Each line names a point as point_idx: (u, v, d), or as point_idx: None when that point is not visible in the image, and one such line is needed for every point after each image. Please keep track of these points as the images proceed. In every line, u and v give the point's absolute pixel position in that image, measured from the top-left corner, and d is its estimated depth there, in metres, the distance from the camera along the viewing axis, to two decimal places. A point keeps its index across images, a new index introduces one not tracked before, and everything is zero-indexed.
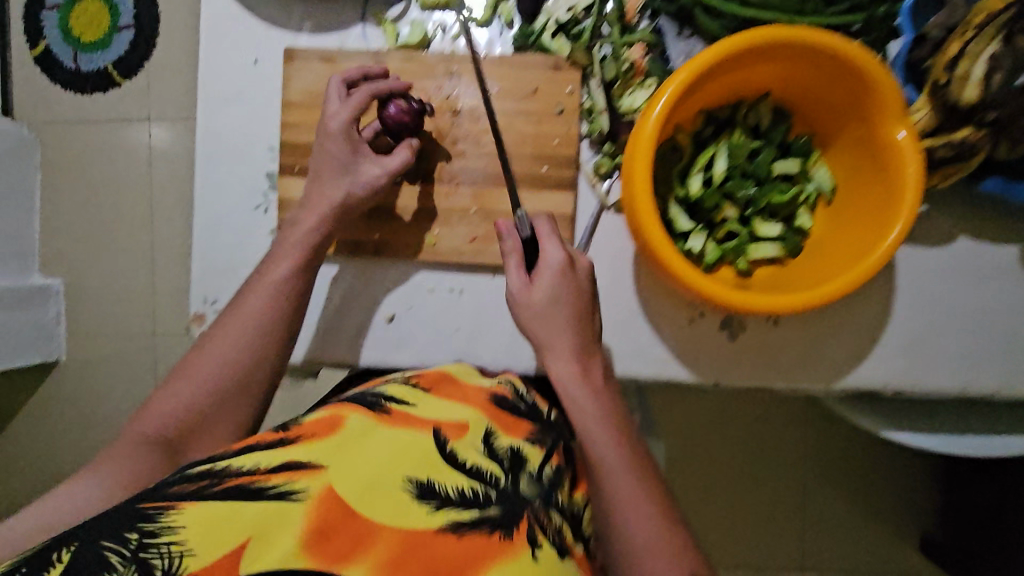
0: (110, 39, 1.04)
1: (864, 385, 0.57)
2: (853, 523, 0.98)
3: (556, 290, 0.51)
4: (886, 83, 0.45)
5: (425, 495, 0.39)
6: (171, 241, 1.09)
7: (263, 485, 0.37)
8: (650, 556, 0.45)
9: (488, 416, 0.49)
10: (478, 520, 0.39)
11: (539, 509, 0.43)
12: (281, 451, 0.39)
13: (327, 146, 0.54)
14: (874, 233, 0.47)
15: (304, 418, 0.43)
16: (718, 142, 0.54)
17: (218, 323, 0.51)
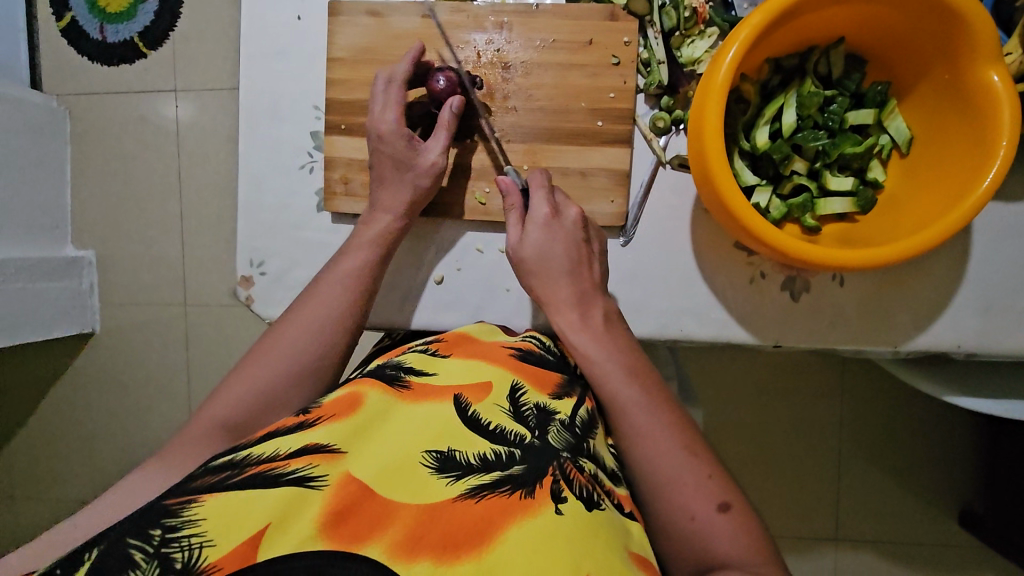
0: (136, 7, 1.03)
1: (931, 347, 0.56)
2: (899, 494, 0.96)
3: (546, 240, 0.53)
4: (978, 21, 0.42)
5: (445, 467, 0.38)
6: (202, 211, 1.09)
7: (283, 469, 0.35)
8: (688, 489, 0.43)
9: (514, 372, 0.48)
10: (499, 482, 0.37)
11: (567, 462, 0.41)
12: (300, 436, 0.37)
13: (383, 150, 0.56)
14: (963, 181, 0.45)
15: (324, 399, 0.42)
16: (787, 92, 0.51)
17: (297, 303, 0.54)
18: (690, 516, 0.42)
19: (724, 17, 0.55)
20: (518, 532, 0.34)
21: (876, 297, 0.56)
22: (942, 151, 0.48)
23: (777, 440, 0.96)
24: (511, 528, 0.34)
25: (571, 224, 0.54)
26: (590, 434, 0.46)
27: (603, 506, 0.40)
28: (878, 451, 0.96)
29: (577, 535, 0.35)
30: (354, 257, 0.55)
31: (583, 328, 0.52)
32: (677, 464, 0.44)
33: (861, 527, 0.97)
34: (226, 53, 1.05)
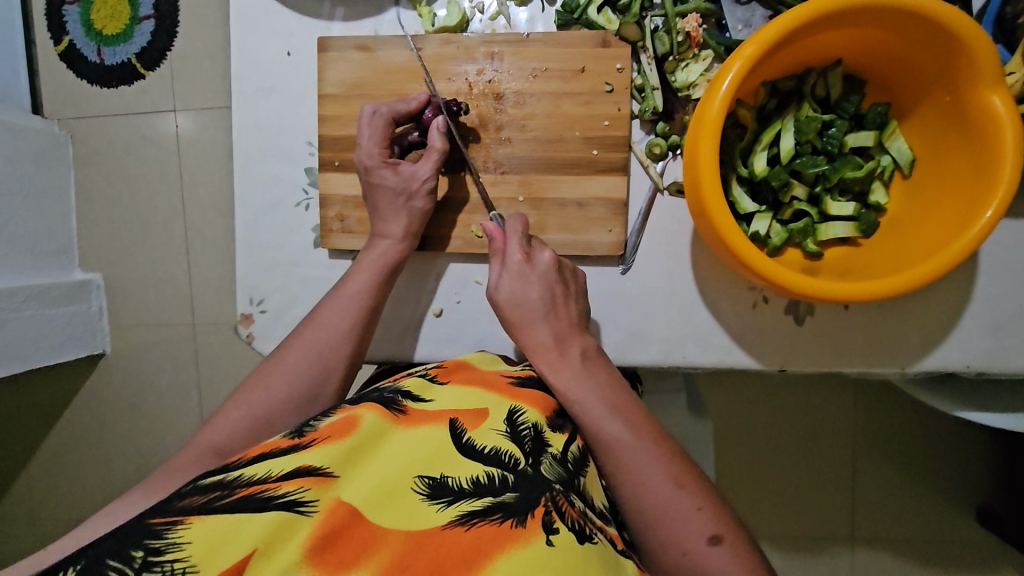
0: (132, 30, 1.03)
1: (938, 368, 0.55)
2: (915, 500, 0.95)
3: (516, 288, 0.53)
4: (979, 42, 0.41)
5: (436, 494, 0.38)
6: (206, 231, 1.10)
7: (274, 492, 0.34)
8: (682, 524, 0.42)
9: (511, 397, 0.48)
10: (490, 509, 0.37)
11: (560, 495, 0.40)
12: (293, 458, 0.37)
13: (376, 183, 0.56)
14: (967, 210, 0.44)
15: (320, 421, 0.42)
16: (784, 116, 0.51)
17: (292, 338, 0.53)
18: (682, 551, 0.42)
19: (718, 40, 0.54)
20: (508, 561, 0.34)
21: (881, 320, 0.55)
22: (942, 177, 0.47)
23: (788, 447, 0.96)
24: (499, 558, 0.34)
25: (545, 267, 0.54)
26: (582, 472, 0.46)
27: (594, 540, 0.39)
28: (889, 458, 0.95)
29: (568, 567, 0.35)
30: (350, 295, 0.54)
31: (562, 365, 0.51)
32: (666, 498, 0.44)
33: (877, 533, 0.96)
34: (223, 73, 1.05)
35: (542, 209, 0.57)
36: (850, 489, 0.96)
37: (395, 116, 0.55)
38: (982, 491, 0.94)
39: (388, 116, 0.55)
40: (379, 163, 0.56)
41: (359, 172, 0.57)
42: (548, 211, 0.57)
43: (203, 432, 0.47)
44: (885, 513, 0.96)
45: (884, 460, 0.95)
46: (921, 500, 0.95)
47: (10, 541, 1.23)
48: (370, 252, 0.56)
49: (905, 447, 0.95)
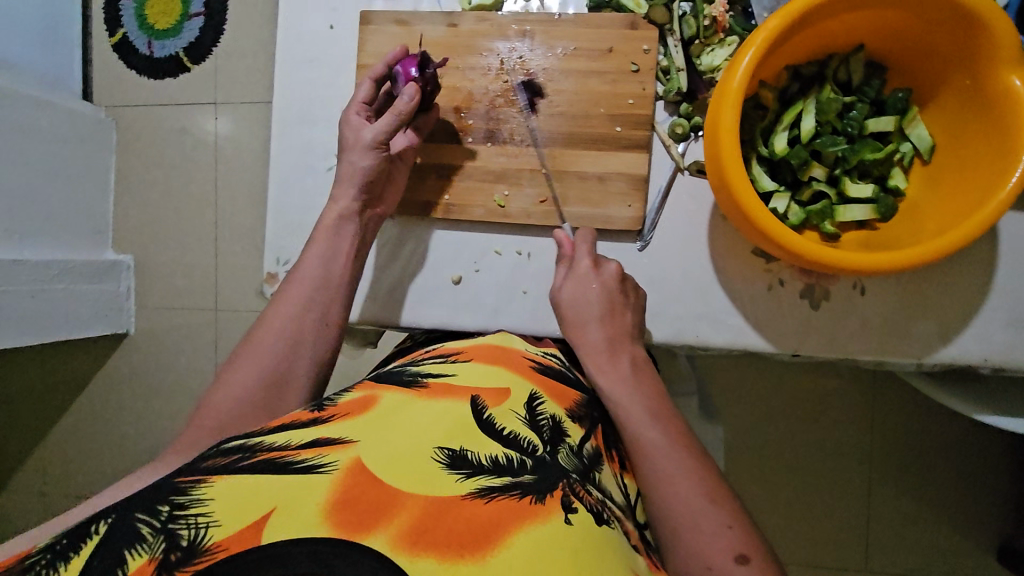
0: (182, 24, 1.09)
1: (957, 360, 0.54)
2: (933, 523, 0.92)
3: (576, 295, 0.55)
4: (999, 21, 0.42)
5: (455, 464, 0.36)
6: (235, 217, 1.13)
7: (294, 458, 0.34)
8: (713, 543, 0.40)
9: (531, 381, 0.47)
10: (510, 485, 0.35)
11: (577, 482, 0.38)
12: (312, 429, 0.38)
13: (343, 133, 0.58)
14: (987, 189, 0.44)
15: (341, 397, 0.42)
16: (806, 98, 0.52)
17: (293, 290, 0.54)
18: (707, 565, 0.39)
19: (743, 26, 0.56)
20: (529, 535, 0.32)
21: (898, 308, 0.55)
22: (963, 159, 0.48)
23: (801, 460, 0.94)
24: (518, 533, 0.32)
25: (611, 278, 0.55)
26: (597, 468, 0.43)
27: (612, 524, 0.37)
28: (904, 478, 0.92)
29: (587, 548, 0.32)
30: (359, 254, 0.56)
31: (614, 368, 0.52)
32: (698, 514, 0.42)
33: (892, 558, 0.92)
34: (264, 66, 1.09)
35: (564, 182, 0.59)
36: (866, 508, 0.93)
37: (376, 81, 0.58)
38: (1003, 518, 0.91)
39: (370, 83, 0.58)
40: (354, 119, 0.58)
41: (352, 146, 0.57)
42: (571, 184, 0.59)
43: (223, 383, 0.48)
44: (902, 536, 0.92)
45: (903, 480, 0.92)
46: (941, 524, 0.92)
47: (20, 515, 1.25)
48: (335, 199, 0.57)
49: (925, 466, 0.92)
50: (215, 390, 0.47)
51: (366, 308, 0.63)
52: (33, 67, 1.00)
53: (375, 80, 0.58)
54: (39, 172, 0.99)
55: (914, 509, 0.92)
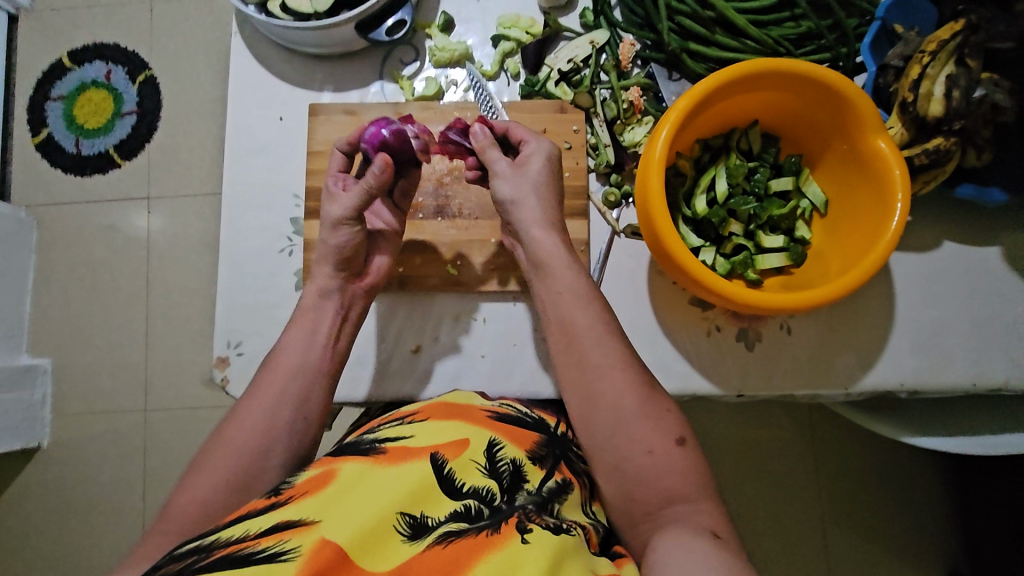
0: (114, 123, 1.08)
1: (876, 387, 0.60)
2: (887, 548, 0.95)
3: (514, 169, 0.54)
4: (861, 99, 0.51)
5: (418, 532, 0.35)
6: (169, 310, 1.08)
7: (253, 549, 0.32)
8: (653, 437, 0.46)
9: (490, 429, 0.46)
10: (466, 528, 0.36)
11: (532, 512, 0.39)
12: (270, 514, 0.34)
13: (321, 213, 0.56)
14: (874, 234, 0.51)
15: (295, 476, 0.39)
16: (716, 165, 0.59)
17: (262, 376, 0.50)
18: (647, 450, 0.45)
19: (657, 109, 0.65)
20: (488, 566, 0.32)
21: (822, 346, 0.61)
22: (852, 208, 0.56)
23: (759, 502, 0.96)
24: (478, 565, 0.32)
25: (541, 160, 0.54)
26: (558, 500, 0.43)
27: (571, 532, 0.38)
28: (855, 512, 0.96)
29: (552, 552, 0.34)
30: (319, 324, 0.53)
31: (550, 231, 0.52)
32: (643, 408, 0.46)
33: None
34: (202, 160, 1.09)
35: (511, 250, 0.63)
36: (824, 543, 0.95)
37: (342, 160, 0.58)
38: (948, 540, 0.96)
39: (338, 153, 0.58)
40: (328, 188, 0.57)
41: (320, 223, 0.55)
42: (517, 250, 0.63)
43: (186, 485, 0.45)
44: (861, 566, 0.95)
45: (852, 510, 0.96)
46: (894, 548, 0.95)
47: None
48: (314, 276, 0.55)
49: (868, 493, 0.96)
50: (184, 479, 0.45)
51: None
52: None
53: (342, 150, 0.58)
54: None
55: (867, 537, 0.95)
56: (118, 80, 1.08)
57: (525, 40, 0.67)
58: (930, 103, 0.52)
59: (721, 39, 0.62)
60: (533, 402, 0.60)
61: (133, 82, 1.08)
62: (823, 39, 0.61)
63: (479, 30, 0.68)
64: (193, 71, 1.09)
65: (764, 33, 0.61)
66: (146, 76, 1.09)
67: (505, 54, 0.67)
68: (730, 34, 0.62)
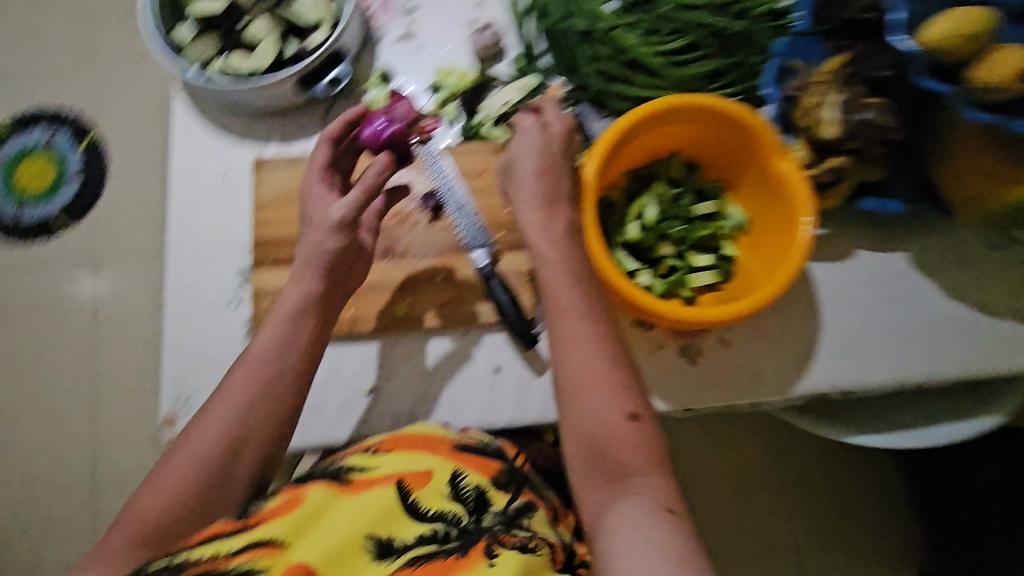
0: (57, 188, 1.01)
1: (812, 391, 0.64)
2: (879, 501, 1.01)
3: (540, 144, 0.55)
4: (763, 129, 0.56)
5: (385, 553, 0.39)
6: (117, 373, 1.05)
7: (228, 567, 0.36)
8: (615, 419, 0.47)
9: (457, 459, 0.49)
10: (435, 550, 0.40)
11: (499, 532, 0.43)
12: (241, 535, 0.37)
13: (309, 196, 0.56)
14: (787, 247, 0.56)
15: (266, 500, 0.41)
16: (645, 193, 0.64)
17: (224, 387, 0.50)
18: (600, 422, 0.47)
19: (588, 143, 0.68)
20: None
21: (758, 354, 0.64)
22: (769, 225, 0.60)
23: (746, 473, 1.02)
24: None
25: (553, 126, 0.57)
26: (526, 516, 0.46)
27: (536, 551, 0.42)
28: (824, 524, 1.01)
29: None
30: (279, 335, 0.51)
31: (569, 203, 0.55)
32: (600, 385, 0.47)
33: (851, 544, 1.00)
34: (152, 217, 1.05)
35: (458, 285, 0.65)
36: (816, 500, 1.01)
37: (333, 132, 0.57)
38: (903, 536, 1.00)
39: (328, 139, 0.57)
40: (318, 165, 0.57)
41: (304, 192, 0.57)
42: (464, 285, 0.65)
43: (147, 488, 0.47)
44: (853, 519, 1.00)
45: (840, 467, 1.02)
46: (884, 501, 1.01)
47: None
48: (295, 280, 0.53)
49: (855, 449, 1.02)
50: (147, 479, 0.48)
51: None
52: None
53: (330, 137, 0.57)
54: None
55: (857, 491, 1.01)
56: (62, 144, 1.01)
57: (460, 86, 0.71)
58: (824, 125, 0.59)
59: (641, 83, 0.66)
60: (489, 430, 0.61)
61: (79, 146, 1.03)
62: (731, 74, 0.66)
63: (416, 80, 0.73)
64: (140, 121, 1.07)
65: (680, 75, 0.65)
66: (91, 138, 1.04)
67: (443, 100, 0.71)
68: (646, 74, 0.66)
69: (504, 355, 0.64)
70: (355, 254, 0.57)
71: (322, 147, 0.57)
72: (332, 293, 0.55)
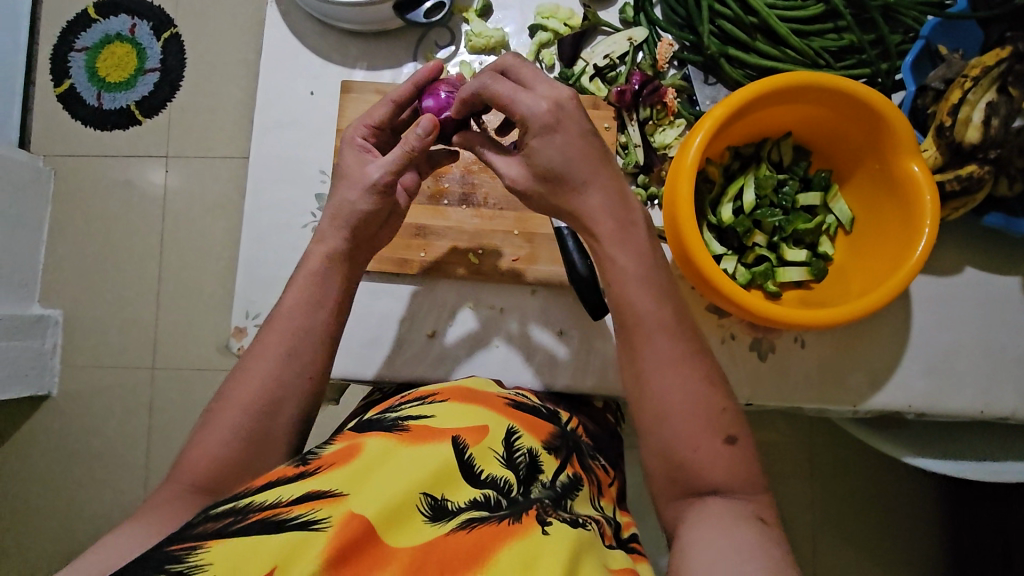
0: (136, 79, 1.06)
1: (886, 407, 0.61)
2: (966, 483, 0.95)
3: (552, 127, 0.44)
4: (900, 121, 0.51)
5: (437, 515, 0.36)
6: (181, 272, 1.09)
7: (286, 515, 0.32)
8: (697, 422, 0.43)
9: (510, 418, 0.47)
10: (487, 514, 0.36)
11: (549, 505, 0.39)
12: (299, 484, 0.35)
13: (348, 140, 0.55)
14: (899, 255, 0.52)
15: (323, 448, 0.39)
16: (746, 174, 0.59)
17: (258, 344, 0.49)
18: (692, 446, 0.42)
19: (690, 111, 0.64)
20: (510, 553, 0.33)
21: (833, 360, 0.61)
22: (878, 228, 0.56)
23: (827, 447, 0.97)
24: (501, 550, 0.33)
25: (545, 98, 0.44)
26: (570, 496, 0.43)
27: (586, 528, 0.39)
28: (865, 513, 0.96)
29: (567, 551, 0.34)
30: (303, 296, 0.50)
31: (602, 167, 0.45)
32: (672, 378, 0.43)
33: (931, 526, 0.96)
34: (231, 123, 1.08)
35: (534, 243, 0.63)
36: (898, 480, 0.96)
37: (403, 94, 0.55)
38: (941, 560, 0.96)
39: (392, 102, 0.55)
40: (366, 124, 0.55)
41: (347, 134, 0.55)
42: (540, 245, 0.63)
43: (191, 449, 0.45)
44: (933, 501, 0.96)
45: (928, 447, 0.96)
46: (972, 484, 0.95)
47: None
48: (320, 237, 0.52)
49: None
50: (191, 438, 0.46)
51: (342, 364, 0.63)
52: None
53: (395, 102, 0.55)
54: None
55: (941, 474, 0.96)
56: (143, 36, 1.05)
57: (564, 31, 0.66)
58: (967, 129, 0.52)
59: (761, 46, 0.62)
60: (545, 392, 0.61)
61: (158, 39, 1.06)
62: (865, 53, 0.61)
63: (517, 18, 0.68)
64: (223, 25, 1.08)
65: (805, 44, 0.61)
66: (170, 34, 1.06)
67: (542, 43, 0.66)
68: (770, 42, 0.62)
69: (567, 320, 0.63)
70: (387, 216, 0.55)
71: (387, 104, 0.55)
72: (355, 252, 0.53)
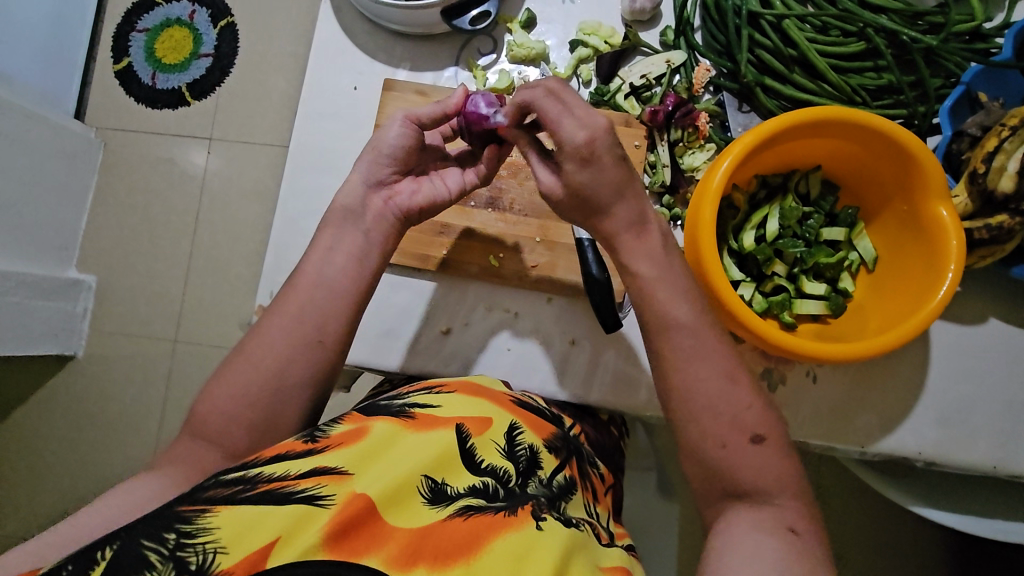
0: (189, 63, 1.11)
1: (894, 451, 0.60)
2: None
3: (597, 174, 0.43)
4: (932, 163, 0.50)
5: (436, 498, 0.36)
6: (212, 250, 1.12)
7: (293, 489, 0.33)
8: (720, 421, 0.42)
9: (512, 414, 0.48)
10: (485, 504, 0.37)
11: (546, 505, 0.40)
12: (306, 460, 0.36)
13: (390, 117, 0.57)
14: (920, 297, 0.51)
15: (331, 427, 0.40)
16: (771, 204, 0.60)
17: (270, 313, 0.50)
18: (720, 444, 0.42)
19: (721, 137, 0.65)
20: (504, 543, 0.34)
21: (845, 396, 0.61)
22: (900, 268, 0.55)
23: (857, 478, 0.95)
24: (496, 539, 0.34)
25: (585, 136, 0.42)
26: (565, 499, 0.43)
27: (579, 528, 0.39)
28: (885, 550, 0.94)
29: (561, 545, 0.35)
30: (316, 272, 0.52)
31: (625, 197, 0.45)
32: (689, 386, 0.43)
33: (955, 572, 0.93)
34: (274, 112, 1.12)
35: (555, 251, 0.64)
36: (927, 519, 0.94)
37: None
38: None
39: None
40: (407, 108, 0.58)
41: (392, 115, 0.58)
42: (561, 254, 0.64)
43: (200, 412, 0.46)
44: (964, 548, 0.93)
45: None
46: None
47: None
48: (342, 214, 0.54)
49: None
50: (205, 388, 0.48)
51: (357, 351, 0.65)
52: (28, 83, 0.99)
53: None
54: (17, 186, 0.94)
55: None
56: (201, 23, 1.10)
57: (603, 49, 0.67)
58: (1001, 177, 0.51)
59: (798, 79, 0.62)
60: (550, 400, 0.62)
61: (214, 26, 1.11)
62: (903, 93, 0.61)
63: (560, 32, 0.69)
64: (276, 18, 1.12)
65: (842, 80, 0.61)
66: (227, 22, 1.11)
67: (580, 59, 0.68)
68: (808, 76, 0.62)
69: (580, 330, 0.64)
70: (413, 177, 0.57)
71: None
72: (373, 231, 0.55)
